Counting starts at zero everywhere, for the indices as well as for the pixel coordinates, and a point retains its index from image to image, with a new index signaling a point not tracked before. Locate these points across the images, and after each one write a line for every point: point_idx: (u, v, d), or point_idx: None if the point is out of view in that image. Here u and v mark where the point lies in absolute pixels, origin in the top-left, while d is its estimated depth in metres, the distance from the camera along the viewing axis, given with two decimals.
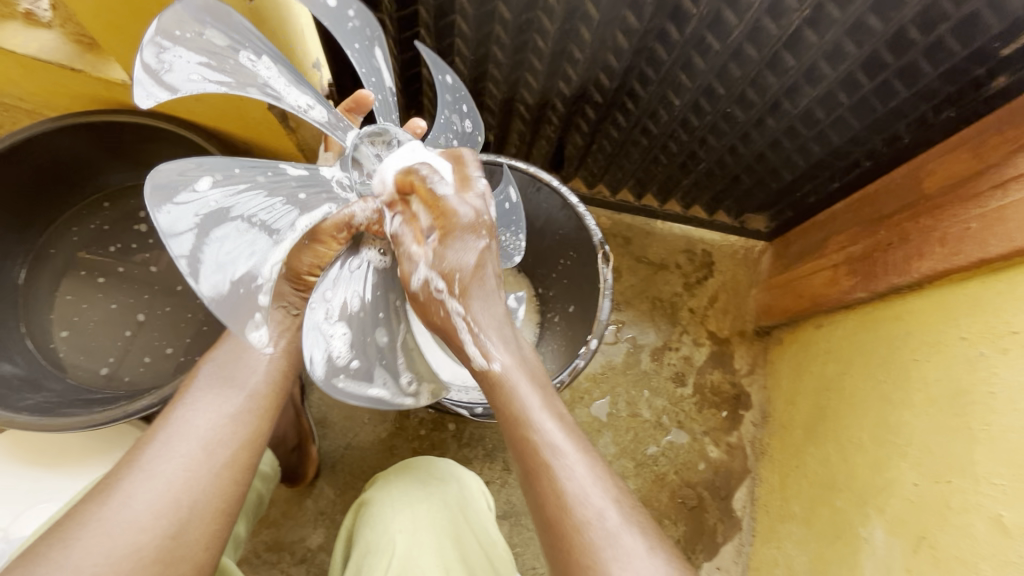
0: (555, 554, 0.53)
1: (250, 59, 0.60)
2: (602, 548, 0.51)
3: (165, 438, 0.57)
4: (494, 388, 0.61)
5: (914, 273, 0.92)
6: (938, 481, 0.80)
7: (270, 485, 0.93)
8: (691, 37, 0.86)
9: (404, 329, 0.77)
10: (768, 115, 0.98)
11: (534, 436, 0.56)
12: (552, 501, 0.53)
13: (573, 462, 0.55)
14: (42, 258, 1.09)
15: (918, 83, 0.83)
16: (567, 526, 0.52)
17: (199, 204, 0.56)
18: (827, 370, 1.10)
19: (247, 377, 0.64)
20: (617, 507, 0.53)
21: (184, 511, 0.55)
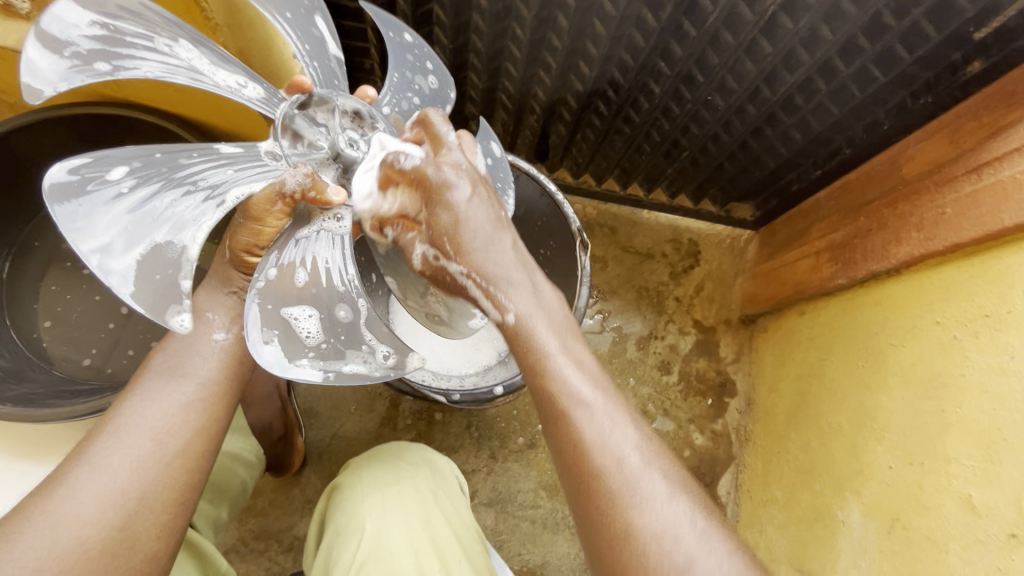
0: (577, 499, 0.55)
1: (169, 45, 0.57)
2: (621, 492, 0.52)
3: (114, 428, 0.58)
4: (514, 338, 0.61)
5: (892, 259, 0.92)
6: (910, 463, 0.81)
7: (254, 473, 0.93)
8: (668, 23, 0.86)
9: (366, 304, 0.74)
10: (749, 103, 0.98)
11: (555, 384, 0.57)
12: (572, 443, 0.54)
13: (594, 409, 0.56)
14: (27, 251, 1.09)
15: (895, 68, 0.84)
16: (588, 470, 0.53)
17: (108, 194, 0.53)
18: (809, 357, 1.11)
19: (196, 368, 0.64)
20: (639, 452, 0.55)
21: (132, 502, 0.55)
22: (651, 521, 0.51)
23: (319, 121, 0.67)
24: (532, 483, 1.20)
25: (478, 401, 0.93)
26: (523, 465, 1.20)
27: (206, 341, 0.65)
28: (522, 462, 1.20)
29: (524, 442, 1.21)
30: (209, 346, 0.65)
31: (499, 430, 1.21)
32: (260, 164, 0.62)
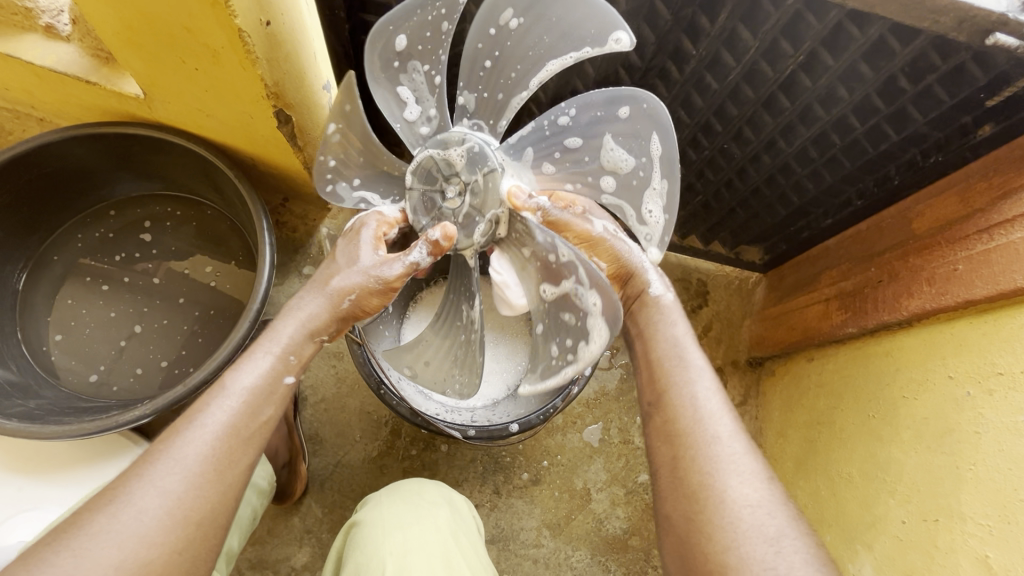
0: (680, 461, 0.61)
1: (407, 88, 0.75)
2: (723, 462, 0.59)
3: (177, 455, 0.56)
4: (654, 310, 0.72)
5: (903, 311, 0.93)
6: (925, 518, 0.81)
7: (263, 501, 0.93)
8: (690, 76, 0.90)
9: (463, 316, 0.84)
10: (764, 152, 1.01)
11: (676, 355, 0.68)
12: (670, 422, 0.63)
13: (708, 387, 0.65)
14: (44, 264, 1.10)
15: (907, 128, 0.87)
16: (699, 434, 0.61)
17: (498, 150, 0.74)
18: (819, 404, 1.11)
19: (262, 407, 0.62)
20: (742, 438, 0.61)
21: (192, 527, 0.54)
22: (748, 493, 0.57)
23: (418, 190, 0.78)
24: (535, 521, 1.18)
25: (492, 437, 0.93)
26: (527, 502, 1.19)
27: (278, 382, 0.65)
28: (526, 499, 1.19)
29: (528, 478, 1.20)
30: (280, 387, 0.65)
31: (503, 465, 1.19)
32: (483, 148, 0.73)
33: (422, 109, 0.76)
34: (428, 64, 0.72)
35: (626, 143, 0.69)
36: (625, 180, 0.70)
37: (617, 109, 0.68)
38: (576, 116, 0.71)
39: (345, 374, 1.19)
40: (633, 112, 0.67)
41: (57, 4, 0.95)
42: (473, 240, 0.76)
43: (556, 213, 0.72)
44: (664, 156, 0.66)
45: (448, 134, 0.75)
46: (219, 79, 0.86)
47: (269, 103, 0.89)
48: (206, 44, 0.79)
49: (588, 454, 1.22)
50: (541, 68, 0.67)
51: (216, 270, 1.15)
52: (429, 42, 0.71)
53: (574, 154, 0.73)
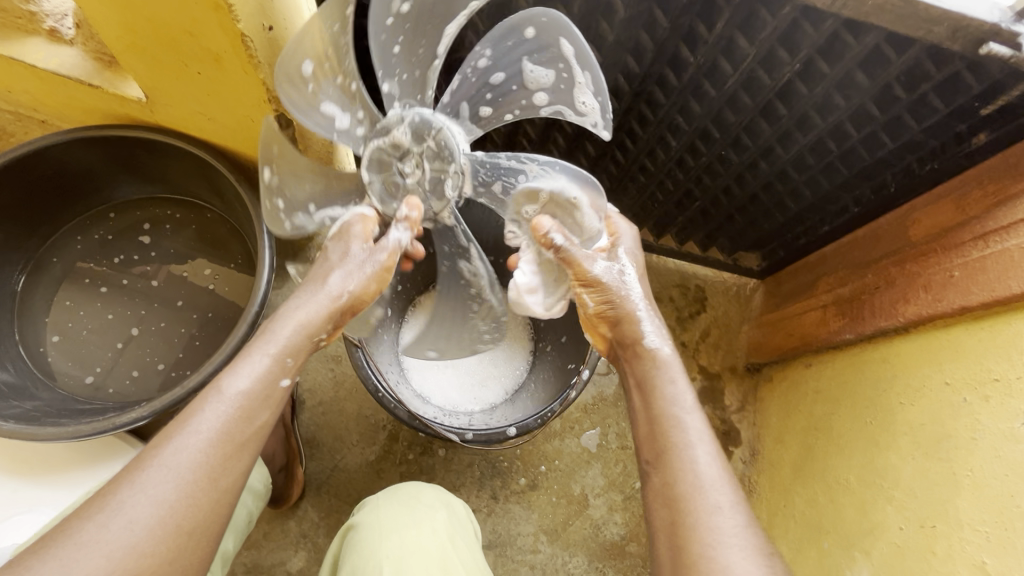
0: (677, 532, 0.58)
1: (324, 105, 0.77)
2: (719, 537, 0.56)
3: (170, 463, 0.55)
4: (653, 367, 0.70)
5: (900, 317, 0.93)
6: (922, 525, 0.81)
7: (261, 504, 0.91)
8: (688, 83, 0.91)
9: (469, 265, 0.88)
10: (761, 159, 1.02)
11: (675, 416, 0.65)
12: (669, 485, 0.60)
13: (707, 454, 0.62)
14: (43, 266, 1.10)
15: (903, 135, 0.87)
16: (698, 505, 0.58)
17: (433, 113, 0.78)
18: (816, 410, 1.11)
19: (257, 412, 0.62)
20: (740, 511, 0.58)
21: (184, 537, 0.54)
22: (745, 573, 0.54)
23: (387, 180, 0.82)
24: (532, 527, 1.17)
25: (490, 441, 0.91)
26: (524, 507, 1.18)
27: (273, 387, 0.64)
28: (523, 504, 1.18)
29: (526, 483, 1.19)
30: (276, 392, 0.64)
31: (501, 470, 1.19)
32: (425, 120, 0.77)
33: (351, 118, 0.79)
34: (342, 76, 0.76)
35: (541, 59, 0.70)
36: (552, 87, 0.71)
37: (523, 29, 0.69)
38: (492, 54, 0.73)
39: (343, 378, 1.19)
40: (536, 29, 0.68)
41: (62, 8, 0.96)
42: (447, 199, 0.83)
43: (569, 250, 0.76)
44: (574, 52, 0.66)
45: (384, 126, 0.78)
46: (221, 83, 0.87)
47: (270, 106, 0.90)
48: (208, 48, 0.80)
49: (585, 459, 1.22)
50: (442, 35, 0.73)
51: (214, 272, 1.15)
52: (332, 58, 0.74)
53: (500, 87, 0.75)
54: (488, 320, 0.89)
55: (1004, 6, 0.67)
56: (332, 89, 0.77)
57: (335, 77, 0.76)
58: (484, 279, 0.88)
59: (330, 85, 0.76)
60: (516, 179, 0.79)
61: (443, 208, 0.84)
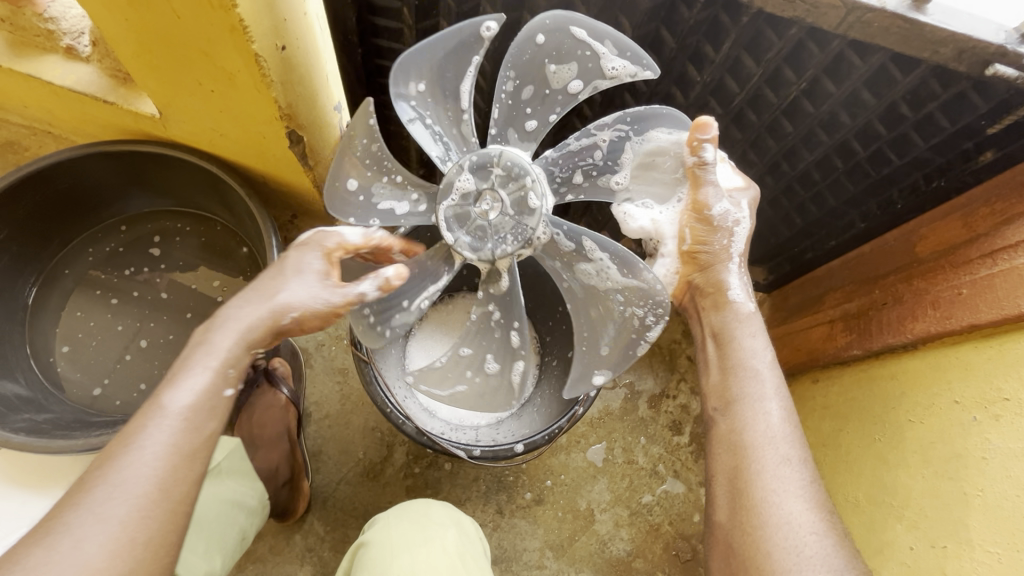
0: (742, 476, 0.64)
1: (380, 196, 0.79)
2: (780, 486, 0.63)
3: (115, 480, 0.56)
4: (732, 320, 0.76)
5: (908, 334, 0.93)
6: (933, 545, 0.80)
7: (254, 521, 0.92)
8: (695, 101, 0.91)
9: (588, 266, 0.77)
10: (767, 175, 1.03)
11: (748, 372, 0.72)
12: (737, 431, 0.68)
13: (775, 411, 0.68)
14: (55, 278, 1.12)
15: (910, 153, 0.88)
16: (763, 453, 0.65)
17: (485, 154, 0.75)
18: (824, 427, 1.11)
19: (204, 423, 0.62)
20: (803, 464, 0.65)
21: (138, 549, 0.55)
22: (804, 519, 0.61)
23: (468, 220, 0.76)
24: (538, 542, 1.17)
25: (497, 457, 0.91)
26: (530, 522, 1.18)
27: (218, 395, 0.63)
28: (529, 519, 1.18)
29: (531, 498, 1.19)
30: (220, 400, 0.64)
31: (507, 484, 1.19)
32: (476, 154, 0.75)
33: (409, 203, 0.79)
34: (385, 174, 0.79)
35: (562, 58, 0.70)
36: (581, 74, 0.71)
37: (533, 39, 0.70)
38: (517, 75, 0.72)
39: (350, 392, 1.19)
40: (545, 34, 0.69)
41: (78, 26, 0.98)
42: (537, 210, 0.74)
43: (705, 173, 0.71)
44: (587, 33, 0.68)
45: (448, 179, 0.76)
46: (233, 100, 0.88)
47: (281, 124, 0.91)
48: (222, 67, 0.81)
49: (591, 474, 1.21)
50: (460, 90, 0.74)
51: (222, 284, 1.16)
52: (370, 160, 0.77)
53: (536, 97, 0.73)
54: (641, 303, 0.75)
55: (1009, 27, 0.68)
56: (382, 181, 0.79)
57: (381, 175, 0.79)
58: (609, 265, 0.76)
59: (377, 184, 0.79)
60: (596, 157, 0.74)
61: (540, 223, 0.75)
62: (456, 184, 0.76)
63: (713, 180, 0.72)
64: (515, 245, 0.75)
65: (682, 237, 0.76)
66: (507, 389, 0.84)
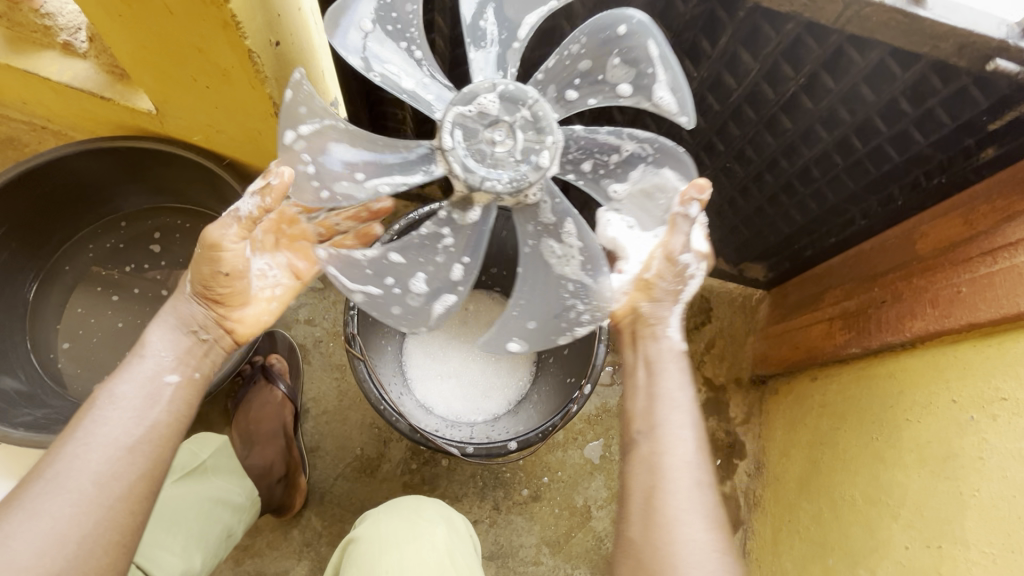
0: (649, 499, 0.64)
1: (381, 63, 0.70)
2: (683, 513, 0.63)
3: (51, 474, 0.57)
4: (660, 347, 0.75)
5: (906, 332, 0.92)
6: (928, 545, 0.80)
7: (241, 519, 0.91)
8: (693, 97, 0.90)
9: (552, 246, 0.77)
10: (766, 171, 1.02)
11: (671, 397, 0.71)
12: (655, 455, 0.67)
13: (689, 439, 0.68)
14: (55, 274, 1.12)
15: (910, 149, 0.87)
16: (672, 480, 0.65)
17: (523, 87, 0.68)
18: (821, 425, 1.10)
19: (145, 416, 0.63)
20: (708, 495, 0.65)
21: (71, 548, 0.55)
22: (702, 547, 0.62)
23: (471, 139, 0.68)
24: (535, 538, 1.17)
25: (491, 455, 0.91)
26: (527, 518, 1.18)
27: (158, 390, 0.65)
28: (526, 516, 1.18)
29: (528, 494, 1.19)
30: (161, 390, 0.65)
31: (504, 481, 1.19)
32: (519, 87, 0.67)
33: (417, 81, 0.72)
34: (405, 48, 0.71)
35: (627, 56, 0.68)
36: (635, 83, 0.69)
37: (616, 23, 0.67)
38: (585, 43, 0.69)
39: (348, 388, 1.19)
40: (627, 28, 0.67)
41: (76, 22, 0.98)
42: (543, 169, 0.68)
43: (682, 224, 0.71)
44: (659, 53, 0.67)
45: (473, 90, 0.67)
46: (229, 96, 0.88)
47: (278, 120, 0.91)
48: (216, 63, 0.81)
49: (588, 471, 1.22)
50: (523, 22, 0.69)
51: None
52: (398, 23, 0.69)
53: (585, 75, 0.71)
54: (585, 300, 0.77)
55: (1011, 21, 0.66)
56: (394, 48, 0.70)
57: (395, 41, 0.70)
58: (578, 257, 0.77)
59: (392, 45, 0.70)
60: (611, 159, 0.74)
61: (539, 180, 0.69)
62: (478, 98, 0.67)
63: (687, 235, 0.72)
64: (506, 187, 0.67)
65: (647, 268, 0.76)
66: (418, 312, 0.76)
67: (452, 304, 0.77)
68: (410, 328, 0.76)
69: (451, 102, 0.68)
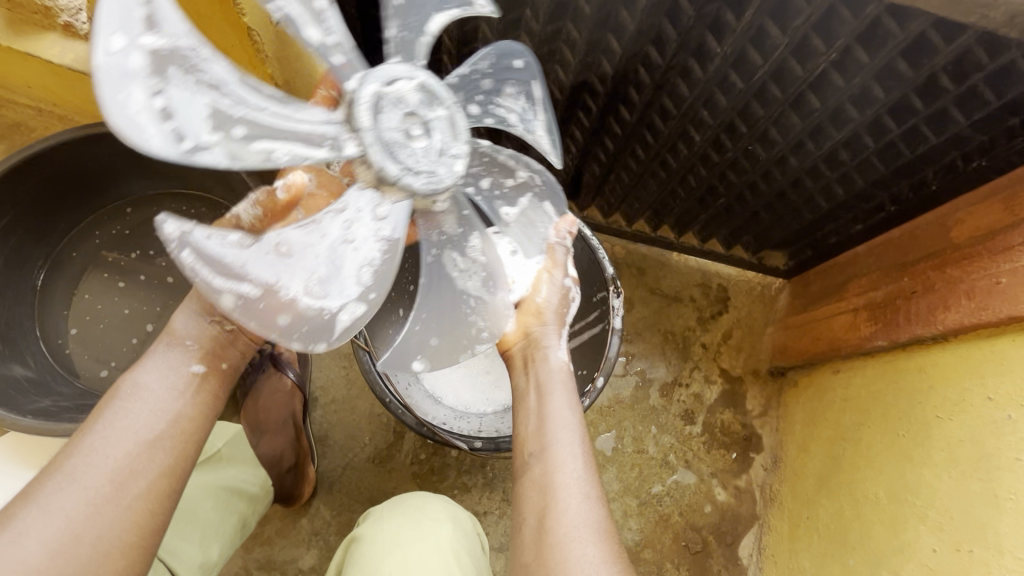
0: (540, 521, 0.61)
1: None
2: (571, 531, 0.59)
3: (68, 470, 0.54)
4: (546, 371, 0.73)
5: (937, 325, 0.88)
6: (957, 549, 0.76)
7: (256, 509, 0.91)
8: (715, 75, 0.85)
9: (455, 258, 0.74)
10: (790, 155, 0.96)
11: (554, 416, 0.69)
12: (547, 475, 0.64)
13: (577, 454, 0.66)
14: (62, 262, 1.11)
15: (948, 130, 0.81)
16: (559, 500, 0.62)
17: (439, 86, 0.64)
18: (843, 420, 1.06)
19: (165, 407, 0.60)
20: (598, 511, 0.62)
21: (87, 549, 0.52)
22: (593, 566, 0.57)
23: (382, 127, 0.61)
24: None
25: (499, 450, 0.90)
26: None
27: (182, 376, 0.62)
28: None
29: None
30: (184, 379, 0.62)
31: (514, 472, 1.17)
32: (438, 85, 0.64)
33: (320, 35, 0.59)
34: None
35: (517, 89, 0.71)
36: (521, 114, 0.72)
37: (513, 54, 0.69)
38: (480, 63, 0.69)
39: (356, 377, 1.18)
40: (523, 64, 0.70)
41: None
42: (456, 174, 0.65)
43: (558, 248, 0.79)
44: (542, 96, 0.72)
45: (385, 74, 0.62)
46: None
47: None
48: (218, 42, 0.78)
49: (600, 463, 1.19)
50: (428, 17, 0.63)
51: None
52: None
53: (485, 93, 0.70)
54: (484, 316, 0.74)
55: None
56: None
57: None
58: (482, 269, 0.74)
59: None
60: (506, 181, 0.76)
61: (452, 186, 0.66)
62: (394, 87, 0.62)
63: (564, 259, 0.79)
64: (423, 185, 0.63)
65: (536, 291, 0.77)
66: (316, 327, 0.61)
67: (361, 316, 0.64)
68: (300, 343, 0.60)
69: (352, 81, 0.61)
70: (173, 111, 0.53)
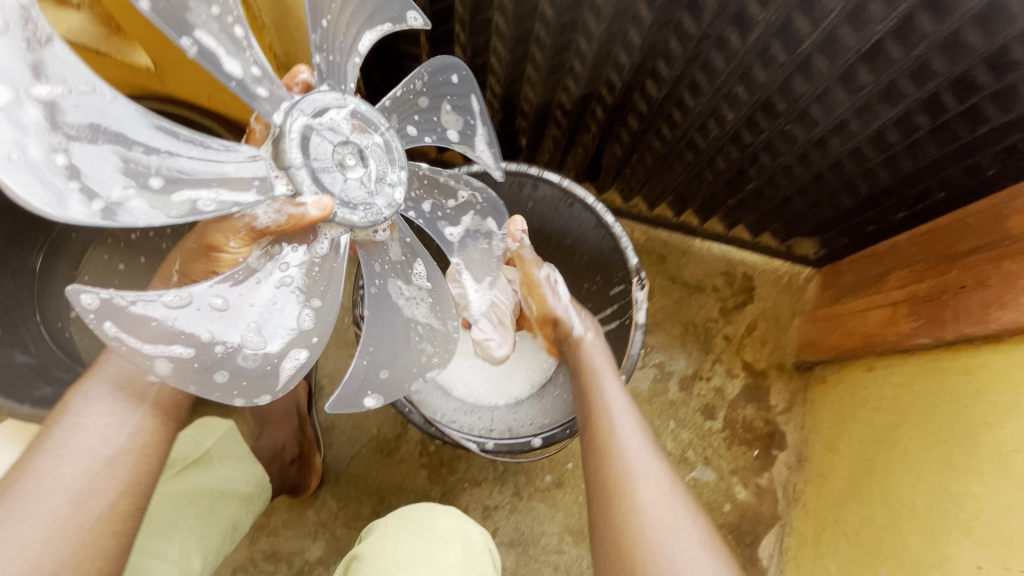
0: (602, 479, 0.65)
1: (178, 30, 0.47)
2: (638, 480, 0.64)
3: (19, 493, 0.50)
4: (579, 349, 0.81)
5: (990, 325, 0.81)
6: (1004, 567, 0.70)
7: (247, 512, 0.85)
8: (754, 45, 0.77)
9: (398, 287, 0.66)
10: (832, 135, 0.88)
11: (596, 385, 0.75)
12: (597, 438, 0.69)
13: (625, 415, 0.71)
14: (60, 244, 1.06)
15: (1017, 107, 0.73)
16: (619, 456, 0.66)
17: (376, 115, 0.58)
18: (877, 421, 1.00)
19: (122, 421, 0.55)
20: (657, 459, 0.67)
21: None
22: (663, 508, 0.62)
23: (322, 160, 0.54)
24: (557, 527, 1.12)
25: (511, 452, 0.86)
26: (549, 506, 1.13)
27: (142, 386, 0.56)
28: (548, 503, 1.13)
29: (551, 480, 1.13)
30: (143, 388, 0.57)
31: (526, 466, 1.14)
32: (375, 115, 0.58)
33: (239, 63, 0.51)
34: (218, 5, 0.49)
35: (456, 104, 0.69)
36: (461, 130, 0.70)
37: (448, 72, 0.68)
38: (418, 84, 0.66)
39: None
40: (457, 78, 0.69)
41: None
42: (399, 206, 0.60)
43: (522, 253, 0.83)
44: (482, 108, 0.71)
45: (317, 102, 0.55)
46: None
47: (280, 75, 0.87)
48: None
49: None
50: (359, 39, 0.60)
51: None
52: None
53: (423, 112, 0.67)
54: (432, 342, 0.67)
55: None
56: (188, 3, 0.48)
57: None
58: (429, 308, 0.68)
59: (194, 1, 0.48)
60: (445, 204, 0.72)
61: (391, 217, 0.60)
62: (332, 119, 0.55)
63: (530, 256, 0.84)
64: (366, 221, 0.57)
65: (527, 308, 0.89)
66: (256, 377, 0.56)
67: (305, 362, 0.59)
68: (240, 399, 0.55)
69: (275, 111, 0.53)
70: (82, 169, 0.43)
